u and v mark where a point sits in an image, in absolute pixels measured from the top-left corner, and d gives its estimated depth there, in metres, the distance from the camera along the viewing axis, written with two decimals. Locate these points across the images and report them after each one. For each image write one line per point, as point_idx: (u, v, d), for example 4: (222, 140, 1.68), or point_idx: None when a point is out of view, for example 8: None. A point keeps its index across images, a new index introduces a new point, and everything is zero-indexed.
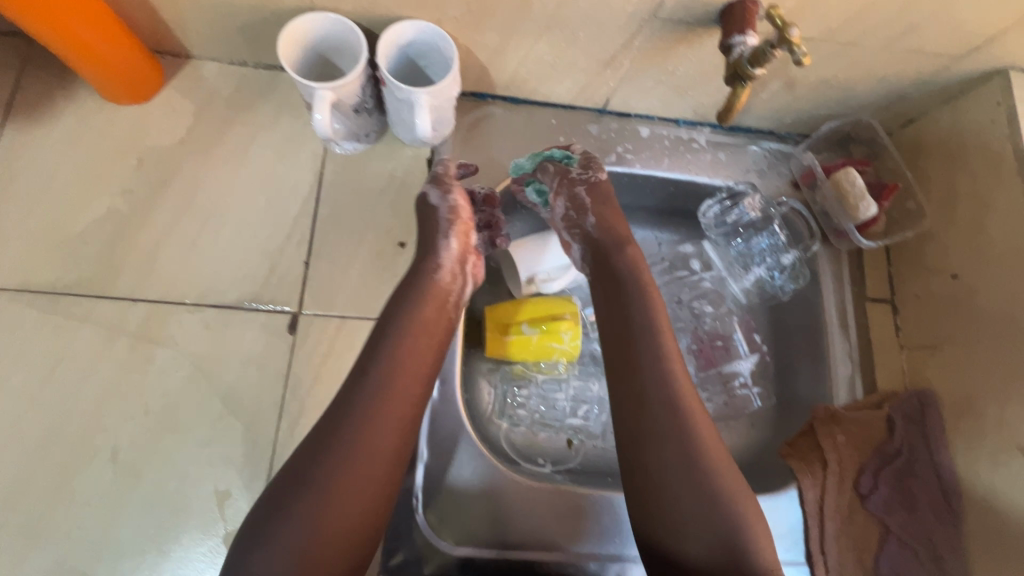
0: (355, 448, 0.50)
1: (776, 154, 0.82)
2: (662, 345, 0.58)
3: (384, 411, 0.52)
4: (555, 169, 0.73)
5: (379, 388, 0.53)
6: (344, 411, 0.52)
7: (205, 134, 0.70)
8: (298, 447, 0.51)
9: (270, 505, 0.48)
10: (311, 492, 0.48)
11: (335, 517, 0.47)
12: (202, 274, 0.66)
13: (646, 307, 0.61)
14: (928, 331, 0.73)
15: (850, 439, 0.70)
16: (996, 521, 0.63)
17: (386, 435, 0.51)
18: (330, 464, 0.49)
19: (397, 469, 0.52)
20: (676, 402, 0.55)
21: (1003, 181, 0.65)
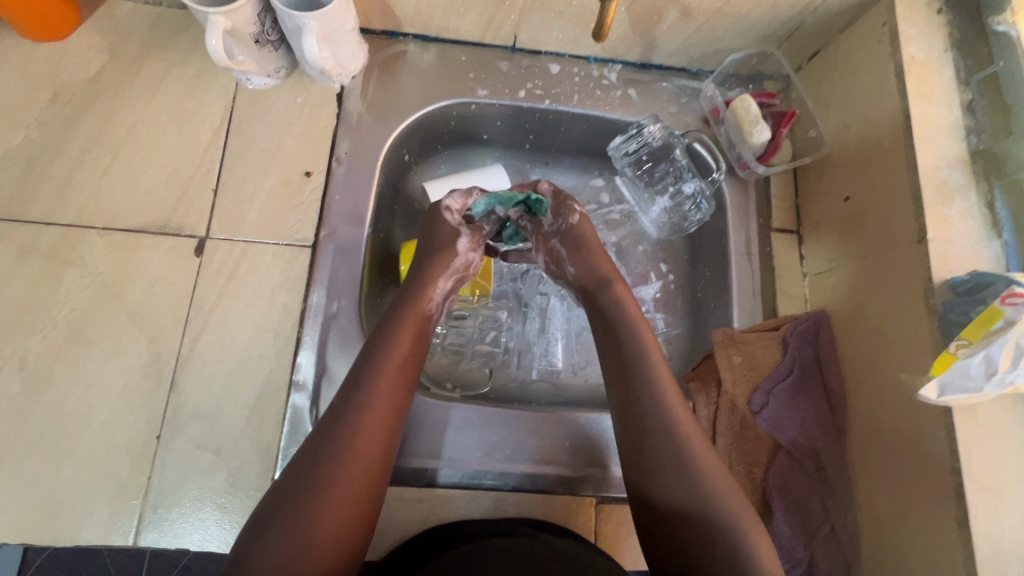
0: (347, 462, 0.53)
1: (687, 90, 0.83)
2: (658, 379, 0.61)
3: (369, 427, 0.55)
4: (530, 221, 0.74)
5: (361, 406, 0.56)
6: (344, 419, 0.56)
7: (120, 71, 0.73)
8: (289, 471, 0.53)
9: (263, 525, 0.50)
10: (307, 514, 0.50)
11: (330, 530, 0.50)
12: (112, 201, 0.69)
13: (636, 339, 0.64)
14: (826, 256, 0.74)
15: (745, 359, 0.71)
16: (877, 431, 0.63)
17: (368, 448, 0.54)
18: (329, 486, 0.52)
19: (379, 474, 0.55)
20: (666, 426, 0.59)
21: (886, 101, 0.66)
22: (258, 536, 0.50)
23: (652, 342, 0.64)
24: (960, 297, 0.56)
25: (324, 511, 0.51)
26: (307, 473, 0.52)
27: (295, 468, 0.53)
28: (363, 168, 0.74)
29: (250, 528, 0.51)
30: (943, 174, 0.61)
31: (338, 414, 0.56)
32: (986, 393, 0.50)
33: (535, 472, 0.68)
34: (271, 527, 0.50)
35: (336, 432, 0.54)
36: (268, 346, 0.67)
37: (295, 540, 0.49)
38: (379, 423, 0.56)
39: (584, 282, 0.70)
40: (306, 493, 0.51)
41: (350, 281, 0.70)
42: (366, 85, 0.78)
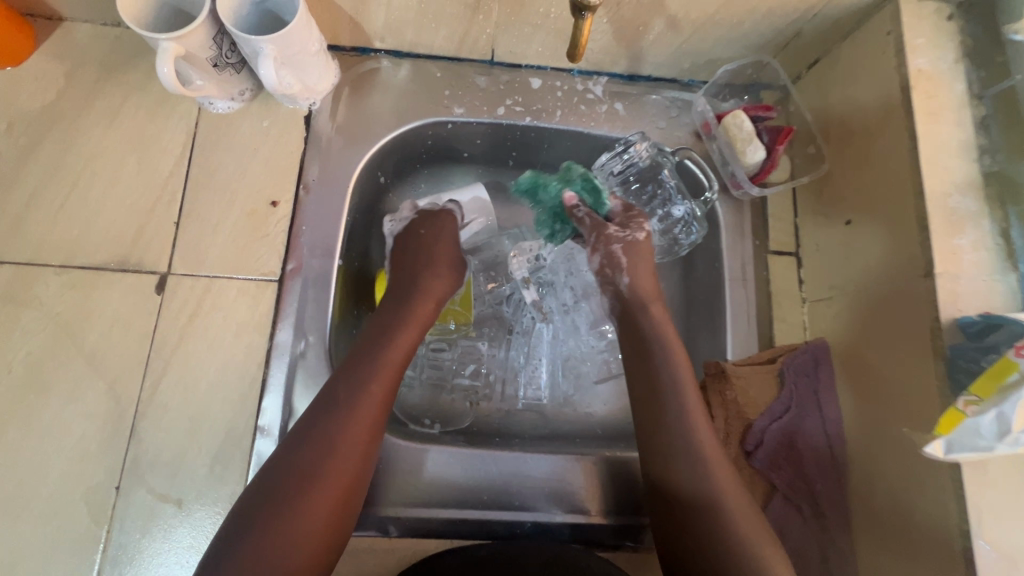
0: (331, 467, 0.53)
1: (678, 103, 0.78)
2: (685, 398, 0.61)
3: (352, 430, 0.55)
4: (590, 216, 0.69)
5: (345, 408, 0.56)
6: (333, 418, 0.55)
7: (76, 97, 0.69)
8: (270, 466, 0.53)
9: (241, 525, 0.50)
10: (283, 512, 0.50)
11: (303, 534, 0.50)
12: (69, 236, 0.66)
13: (669, 358, 0.63)
14: (826, 282, 0.69)
15: (740, 396, 0.66)
16: (877, 477, 0.59)
17: (348, 451, 0.54)
18: (309, 486, 0.52)
19: (360, 478, 0.55)
20: (691, 446, 0.58)
21: (891, 118, 0.61)
22: (235, 536, 0.49)
23: (681, 360, 0.63)
24: (971, 339, 0.52)
25: (300, 513, 0.51)
26: (287, 471, 0.52)
27: (274, 465, 0.53)
28: (332, 195, 0.71)
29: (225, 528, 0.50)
30: (953, 200, 0.56)
31: (323, 414, 0.55)
32: (998, 452, 0.45)
33: (513, 519, 0.64)
34: (248, 528, 0.50)
35: (322, 434, 0.54)
36: (233, 388, 0.64)
37: (269, 538, 0.49)
38: (364, 427, 0.56)
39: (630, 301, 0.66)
40: (286, 493, 0.51)
41: (318, 318, 0.67)
42: (335, 106, 0.74)
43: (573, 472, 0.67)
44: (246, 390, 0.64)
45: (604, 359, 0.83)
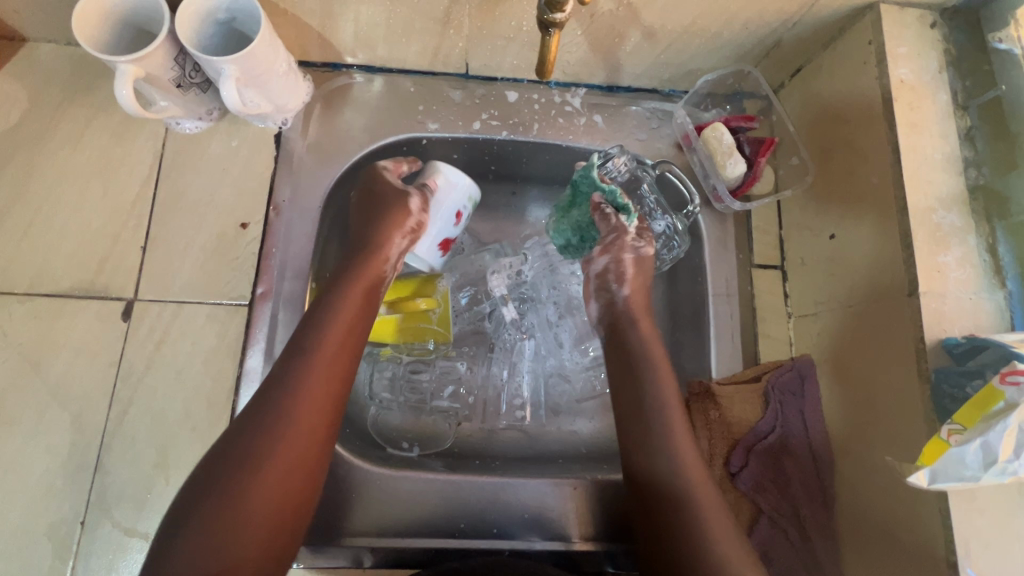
0: (287, 428, 0.50)
1: (658, 114, 0.76)
2: (664, 395, 0.60)
3: (310, 389, 0.52)
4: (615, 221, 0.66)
5: (303, 367, 0.53)
6: (274, 396, 0.52)
7: (39, 119, 0.68)
8: (228, 430, 0.51)
9: (194, 493, 0.47)
10: (235, 476, 0.48)
11: (253, 500, 0.47)
12: (33, 263, 0.64)
13: (652, 365, 0.62)
14: (811, 298, 0.67)
15: (724, 415, 0.64)
16: (863, 502, 0.57)
17: (298, 423, 0.51)
18: (264, 447, 0.49)
19: (320, 444, 0.52)
20: (669, 442, 0.58)
21: (873, 130, 0.59)
22: (186, 504, 0.47)
23: (663, 367, 0.62)
24: (958, 361, 0.50)
25: (253, 476, 0.48)
26: (243, 434, 0.50)
27: (231, 432, 0.51)
28: (303, 215, 0.69)
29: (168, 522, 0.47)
30: (937, 216, 0.54)
31: (281, 374, 0.53)
32: (985, 482, 0.44)
33: (491, 546, 0.62)
34: (200, 494, 0.47)
35: (278, 394, 0.52)
36: (202, 417, 0.62)
37: (219, 504, 0.46)
38: (324, 389, 0.53)
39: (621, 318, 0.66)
40: (239, 456, 0.48)
41: (288, 342, 0.65)
42: (307, 123, 0.72)
43: (555, 495, 0.65)
44: (215, 418, 0.62)
45: (587, 376, 0.81)
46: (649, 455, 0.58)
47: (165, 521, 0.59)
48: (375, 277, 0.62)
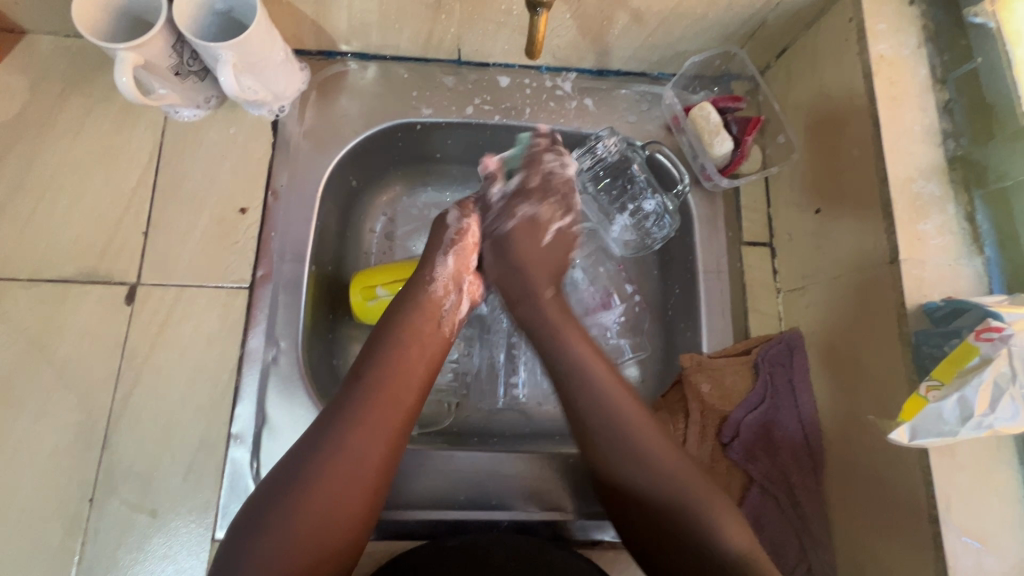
0: (358, 450, 0.51)
1: (647, 96, 0.78)
2: (594, 376, 0.58)
3: (376, 416, 0.53)
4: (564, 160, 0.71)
5: (370, 394, 0.54)
6: (349, 419, 0.52)
7: (40, 110, 0.69)
8: (294, 450, 0.52)
9: (263, 513, 0.48)
10: (304, 501, 0.48)
11: (320, 522, 0.48)
12: (37, 250, 0.65)
13: (570, 359, 0.60)
14: (798, 272, 0.69)
15: (716, 387, 0.67)
16: (850, 466, 0.59)
17: (370, 447, 0.52)
18: (332, 475, 0.50)
19: (385, 471, 0.53)
20: (614, 422, 0.56)
21: (855, 105, 0.61)
22: (251, 525, 0.48)
23: (575, 336, 0.61)
24: (937, 324, 0.51)
25: (320, 500, 0.49)
26: (311, 458, 0.50)
27: (295, 455, 0.51)
28: (301, 200, 0.70)
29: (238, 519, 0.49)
30: (917, 185, 0.56)
31: (348, 399, 0.54)
32: (961, 436, 0.46)
33: (490, 518, 0.64)
34: (269, 513, 0.48)
35: (347, 420, 0.52)
36: (205, 397, 0.64)
37: (288, 527, 0.47)
38: (391, 419, 0.54)
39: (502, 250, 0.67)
40: (306, 479, 0.49)
41: (288, 323, 0.67)
42: (303, 110, 0.73)
43: (552, 469, 0.67)
44: (218, 398, 0.64)
45: None
46: (609, 447, 0.55)
47: (171, 497, 0.61)
48: (436, 305, 0.62)
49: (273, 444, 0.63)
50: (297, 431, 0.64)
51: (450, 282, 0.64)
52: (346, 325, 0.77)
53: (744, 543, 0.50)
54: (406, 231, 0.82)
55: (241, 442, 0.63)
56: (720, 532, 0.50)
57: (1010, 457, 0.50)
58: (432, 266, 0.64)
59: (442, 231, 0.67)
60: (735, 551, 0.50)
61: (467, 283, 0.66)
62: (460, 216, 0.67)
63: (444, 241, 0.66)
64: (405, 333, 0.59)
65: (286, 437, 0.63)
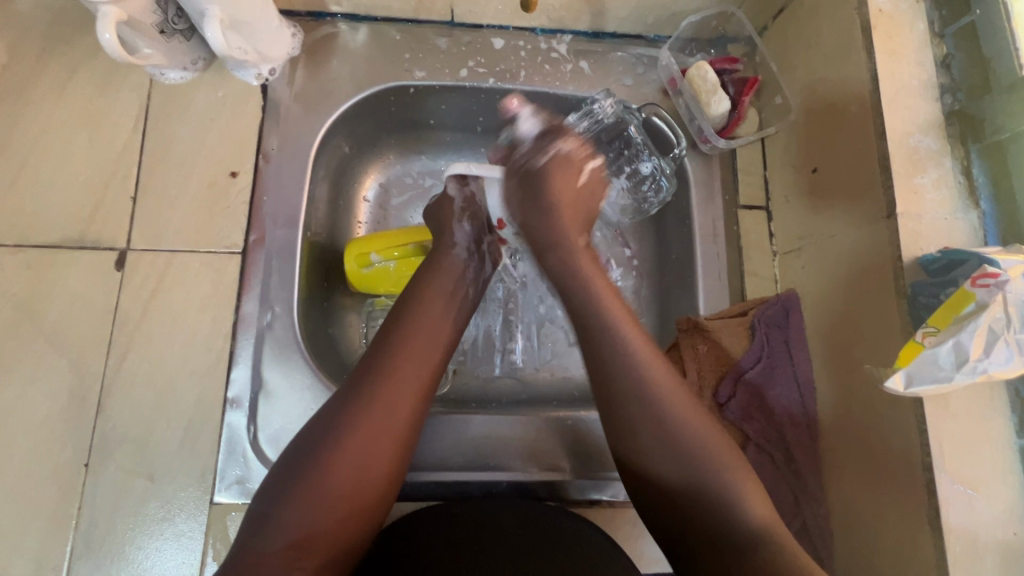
0: (383, 412, 0.51)
1: (643, 59, 0.77)
2: (635, 358, 0.53)
3: (404, 375, 0.53)
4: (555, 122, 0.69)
5: (398, 351, 0.54)
6: (374, 383, 0.52)
7: (21, 73, 0.67)
8: (326, 407, 0.51)
9: (291, 472, 0.48)
10: (333, 465, 0.47)
11: (353, 483, 0.48)
12: (23, 215, 0.64)
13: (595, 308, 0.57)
14: (795, 234, 0.69)
15: (713, 349, 0.67)
16: (844, 423, 0.59)
17: (396, 407, 0.51)
18: (363, 435, 0.49)
19: (411, 431, 0.52)
20: (651, 415, 0.51)
21: (852, 61, 0.60)
22: (278, 485, 0.47)
23: (628, 324, 0.56)
24: (932, 276, 0.52)
25: (350, 462, 0.48)
26: (335, 426, 0.49)
27: (314, 426, 0.50)
28: (293, 164, 0.69)
29: (269, 481, 0.48)
30: (914, 139, 0.56)
31: (375, 360, 0.54)
32: (956, 382, 0.47)
33: (488, 479, 0.64)
34: (296, 472, 0.47)
35: (372, 385, 0.52)
36: (199, 362, 0.63)
37: (319, 488, 0.47)
38: (416, 377, 0.54)
39: (531, 185, 0.65)
40: (336, 440, 0.49)
41: (282, 286, 0.66)
42: (293, 72, 0.71)
43: (547, 428, 0.67)
44: (213, 362, 0.63)
45: None
46: (633, 403, 0.51)
47: (169, 462, 0.60)
48: (461, 267, 0.63)
49: (268, 407, 0.63)
50: (293, 394, 0.63)
51: (471, 248, 0.66)
52: (341, 293, 0.75)
53: (766, 516, 0.47)
54: (400, 201, 0.81)
55: (238, 406, 0.62)
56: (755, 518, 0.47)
57: (1002, 405, 0.51)
58: (452, 236, 0.65)
59: (447, 206, 0.67)
60: (762, 524, 0.47)
61: (489, 245, 0.68)
62: (461, 184, 0.67)
63: (455, 211, 0.66)
64: (426, 292, 0.59)
65: (283, 400, 0.63)
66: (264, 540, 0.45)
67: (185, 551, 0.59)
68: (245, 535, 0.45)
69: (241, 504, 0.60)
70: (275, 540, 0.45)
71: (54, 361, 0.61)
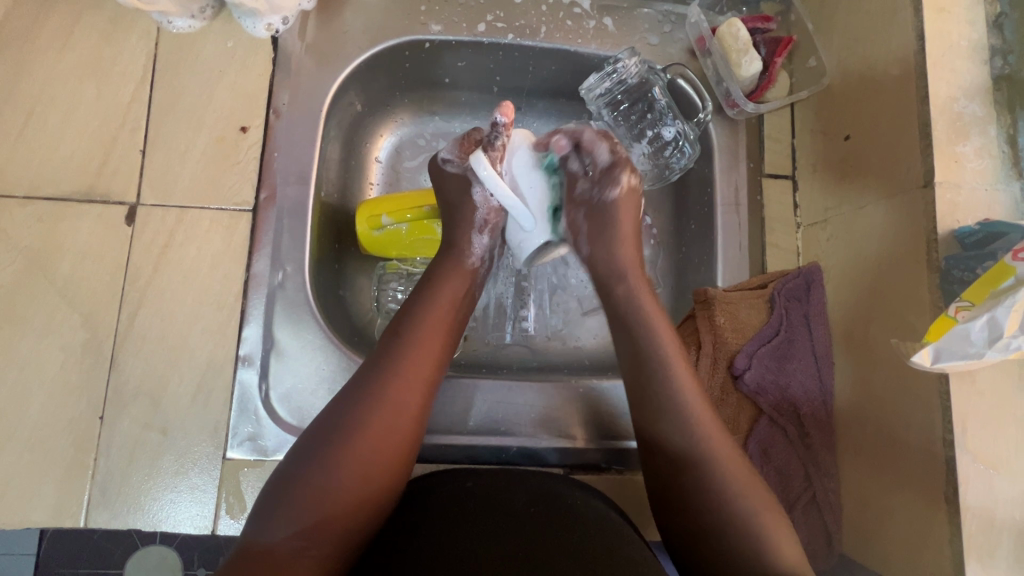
0: (394, 400, 0.51)
1: (670, 17, 0.73)
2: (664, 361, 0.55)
3: (413, 364, 0.53)
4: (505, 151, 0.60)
5: (405, 344, 0.54)
6: (385, 370, 0.52)
7: (24, 18, 0.65)
8: (341, 392, 0.52)
9: (305, 459, 0.48)
10: (342, 455, 0.48)
11: (363, 471, 0.48)
12: (31, 166, 0.63)
13: (641, 317, 0.57)
14: (821, 205, 0.66)
15: (731, 320, 0.64)
16: (862, 401, 0.58)
17: (405, 394, 0.52)
18: (375, 423, 0.50)
19: (420, 421, 0.53)
20: (694, 444, 0.51)
21: (896, 22, 0.57)
22: (294, 467, 0.48)
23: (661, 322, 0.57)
24: (968, 250, 0.50)
25: (362, 451, 0.49)
26: (349, 411, 0.50)
27: (331, 409, 0.51)
28: (303, 120, 0.67)
29: (286, 463, 0.49)
30: (958, 105, 0.53)
31: (385, 351, 0.54)
32: (987, 358, 0.46)
33: (498, 444, 0.65)
34: (313, 454, 0.48)
35: (384, 373, 0.52)
36: (211, 320, 0.63)
37: (331, 476, 0.47)
38: (421, 370, 0.54)
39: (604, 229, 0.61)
40: (345, 431, 0.49)
41: (294, 244, 0.65)
42: (304, 23, 0.68)
43: (556, 398, 0.67)
44: (225, 320, 0.63)
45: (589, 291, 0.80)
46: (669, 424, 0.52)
47: (183, 416, 0.61)
48: (469, 276, 0.61)
49: (278, 366, 0.62)
50: (304, 354, 0.63)
51: (484, 258, 0.64)
52: (352, 256, 0.74)
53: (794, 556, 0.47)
54: (414, 163, 0.79)
55: (249, 363, 0.62)
56: (772, 546, 0.47)
57: None
58: (470, 242, 0.62)
59: (470, 207, 0.62)
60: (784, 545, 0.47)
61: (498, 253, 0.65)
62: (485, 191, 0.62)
63: (477, 220, 0.62)
64: (429, 290, 0.59)
65: (293, 359, 0.63)
66: (271, 527, 0.45)
67: (199, 503, 0.60)
68: (253, 521, 0.46)
69: (253, 461, 0.60)
70: (281, 527, 0.45)
71: (66, 315, 0.61)
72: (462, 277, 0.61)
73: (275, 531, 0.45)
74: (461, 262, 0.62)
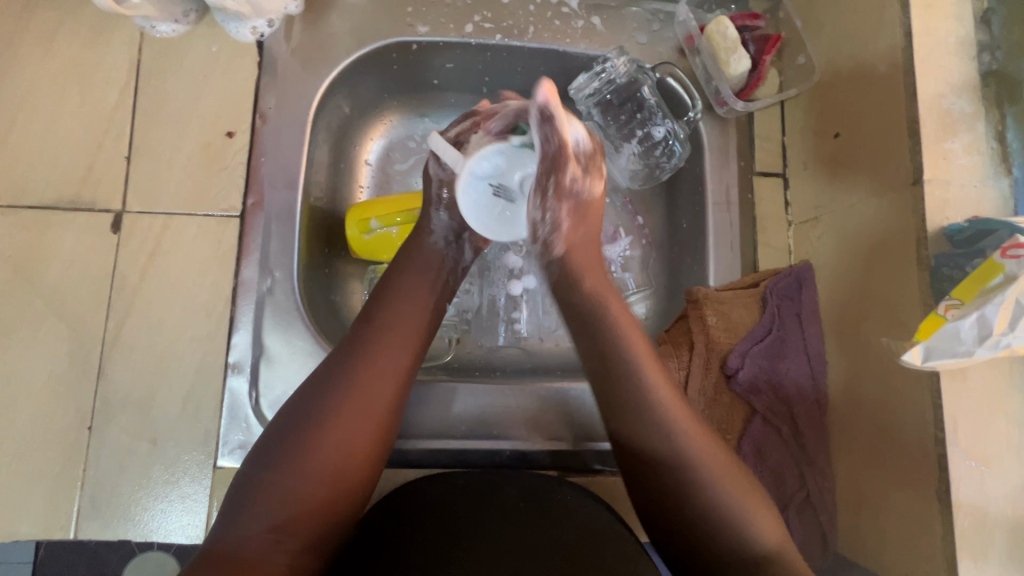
0: (362, 395, 0.50)
1: (658, 16, 0.73)
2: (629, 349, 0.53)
3: (383, 358, 0.52)
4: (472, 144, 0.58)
5: (374, 338, 0.53)
6: (354, 366, 0.51)
7: (6, 25, 0.64)
8: (307, 387, 0.51)
9: (271, 458, 0.47)
10: (310, 455, 0.47)
11: (331, 469, 0.47)
12: (14, 175, 0.62)
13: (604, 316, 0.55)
14: (812, 203, 0.66)
15: (723, 320, 0.64)
16: (855, 399, 0.58)
17: (374, 389, 0.51)
18: (343, 420, 0.49)
19: (391, 417, 0.52)
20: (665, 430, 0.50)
21: (883, 19, 0.57)
22: (262, 466, 0.47)
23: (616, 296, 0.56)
24: (957, 247, 0.50)
25: (330, 449, 0.48)
26: (315, 407, 0.49)
27: (297, 404, 0.50)
28: (289, 123, 0.66)
29: (251, 462, 0.48)
30: (947, 102, 0.52)
31: (354, 344, 0.52)
32: (976, 357, 0.46)
33: (492, 448, 0.64)
34: (280, 453, 0.47)
35: (353, 367, 0.51)
36: (200, 327, 0.62)
37: (297, 475, 0.46)
38: (394, 367, 0.52)
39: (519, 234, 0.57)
40: (312, 428, 0.48)
41: (280, 249, 0.64)
42: (290, 26, 0.68)
43: (550, 400, 0.66)
44: (215, 328, 0.62)
45: None
46: (639, 429, 0.51)
47: (173, 424, 0.60)
48: (440, 260, 0.60)
49: (267, 373, 0.61)
50: (294, 360, 0.62)
51: (450, 237, 0.61)
52: (342, 261, 0.73)
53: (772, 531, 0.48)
54: (404, 166, 0.78)
55: (238, 371, 0.62)
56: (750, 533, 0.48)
57: (1020, 381, 0.49)
58: (430, 220, 0.61)
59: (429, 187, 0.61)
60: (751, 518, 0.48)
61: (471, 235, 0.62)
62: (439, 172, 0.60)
63: (433, 197, 0.61)
64: (408, 284, 0.57)
65: (282, 365, 0.62)
66: (241, 527, 0.45)
67: (190, 512, 0.59)
68: (221, 524, 0.45)
69: None
70: (252, 527, 0.45)
71: (53, 325, 0.60)
72: (434, 268, 0.59)
73: (242, 532, 0.44)
74: (426, 240, 0.60)
